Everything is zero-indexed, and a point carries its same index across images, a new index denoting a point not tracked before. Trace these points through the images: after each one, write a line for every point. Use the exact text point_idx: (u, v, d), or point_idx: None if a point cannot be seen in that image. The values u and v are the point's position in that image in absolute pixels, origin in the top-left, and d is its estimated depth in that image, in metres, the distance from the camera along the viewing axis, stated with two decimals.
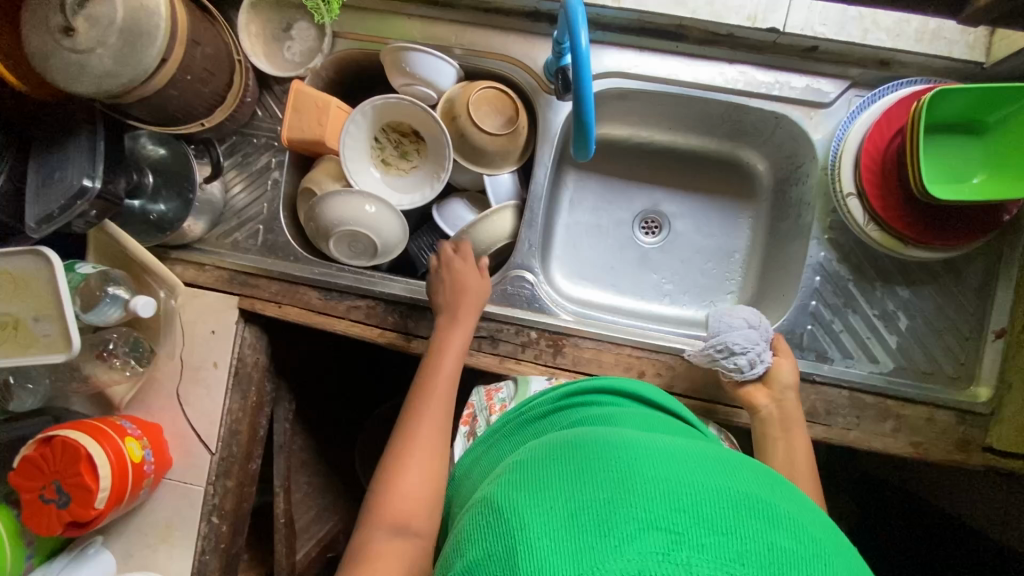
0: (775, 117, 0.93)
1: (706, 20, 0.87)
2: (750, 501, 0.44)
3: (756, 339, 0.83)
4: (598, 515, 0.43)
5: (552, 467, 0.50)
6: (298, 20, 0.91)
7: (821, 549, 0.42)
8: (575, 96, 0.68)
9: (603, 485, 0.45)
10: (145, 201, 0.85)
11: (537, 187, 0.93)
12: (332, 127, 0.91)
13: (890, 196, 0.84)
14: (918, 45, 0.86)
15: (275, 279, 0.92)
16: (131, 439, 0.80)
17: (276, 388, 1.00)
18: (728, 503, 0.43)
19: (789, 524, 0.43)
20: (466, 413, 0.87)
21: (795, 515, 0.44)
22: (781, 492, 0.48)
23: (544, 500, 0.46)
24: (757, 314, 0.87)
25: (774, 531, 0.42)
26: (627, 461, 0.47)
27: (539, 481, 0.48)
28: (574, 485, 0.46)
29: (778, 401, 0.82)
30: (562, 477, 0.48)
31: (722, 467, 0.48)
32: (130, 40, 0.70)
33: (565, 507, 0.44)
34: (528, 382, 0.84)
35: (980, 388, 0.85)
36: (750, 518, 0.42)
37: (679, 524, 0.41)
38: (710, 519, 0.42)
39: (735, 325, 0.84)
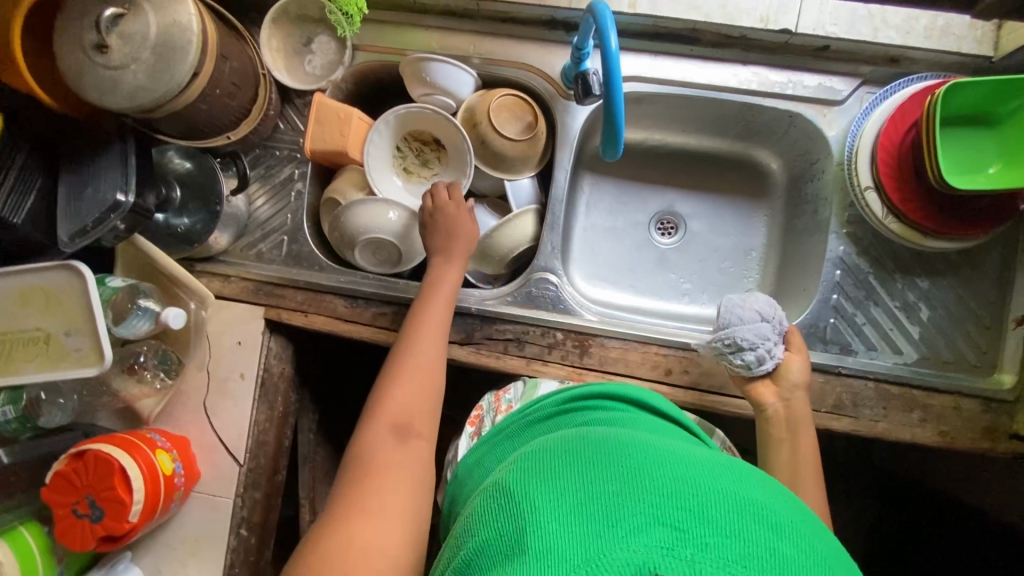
0: (788, 116, 0.88)
1: (719, 23, 0.82)
2: (759, 507, 0.42)
3: (768, 334, 0.79)
4: (604, 507, 0.42)
5: (563, 456, 0.50)
6: (319, 34, 0.91)
7: (822, 562, 0.41)
8: (603, 91, 0.59)
9: (612, 479, 0.45)
10: (171, 215, 0.85)
11: (558, 191, 0.91)
12: (355, 137, 0.89)
13: (908, 188, 0.80)
14: (961, 44, 0.80)
15: (301, 289, 0.91)
16: (161, 452, 0.83)
17: (300, 398, 1.01)
18: (735, 506, 0.42)
19: (792, 534, 0.42)
20: (473, 414, 0.85)
21: (798, 527, 0.43)
22: (788, 505, 0.46)
23: (553, 487, 0.45)
24: (772, 304, 0.81)
25: (778, 539, 0.40)
26: (637, 459, 0.47)
27: (549, 469, 0.48)
28: (583, 475, 0.46)
29: (786, 400, 0.78)
30: (571, 466, 0.47)
31: (733, 473, 0.47)
32: (164, 55, 0.70)
33: (572, 496, 0.44)
34: (536, 384, 0.81)
35: (1004, 374, 0.83)
36: (757, 523, 0.41)
37: (684, 521, 0.40)
38: (715, 520, 0.40)
39: (746, 317, 0.79)
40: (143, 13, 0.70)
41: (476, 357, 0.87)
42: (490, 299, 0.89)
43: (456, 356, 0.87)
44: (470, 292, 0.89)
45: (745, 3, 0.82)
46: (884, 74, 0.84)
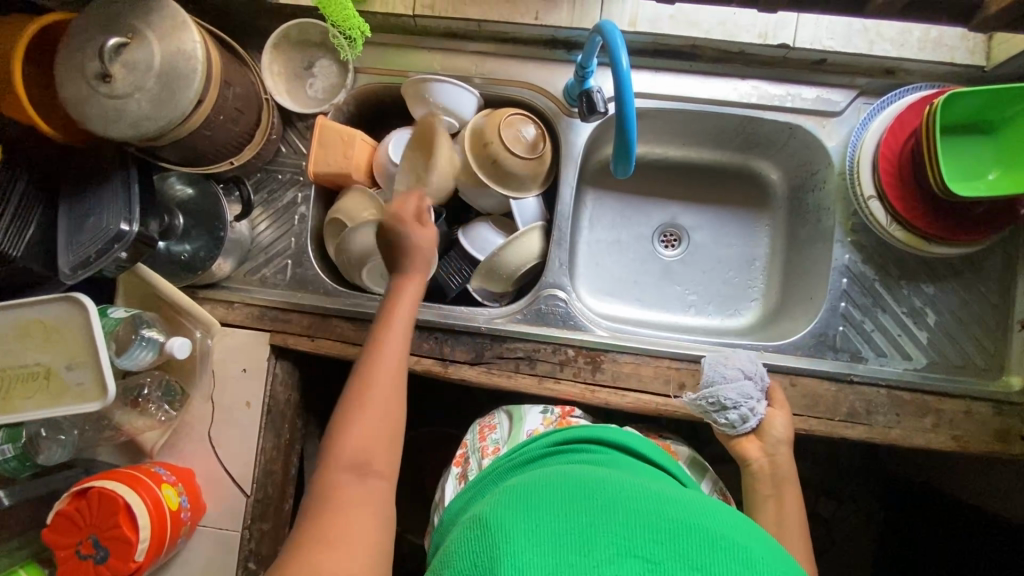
0: (788, 128, 0.89)
1: (719, 40, 0.83)
2: (729, 539, 0.45)
3: (750, 392, 0.79)
4: (580, 537, 0.44)
5: (546, 485, 0.51)
6: (320, 59, 0.91)
7: None
8: (616, 107, 0.60)
9: (590, 510, 0.47)
10: (172, 242, 0.85)
11: (564, 207, 0.91)
12: (358, 158, 0.90)
13: (909, 196, 0.81)
14: (954, 55, 0.82)
15: (308, 313, 0.90)
16: (167, 487, 0.80)
17: (306, 424, 1.00)
18: (706, 538, 0.44)
19: (763, 568, 0.43)
20: (459, 454, 0.86)
21: (770, 561, 0.44)
22: (762, 538, 0.48)
23: (535, 513, 0.47)
24: (755, 361, 0.82)
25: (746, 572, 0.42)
26: (616, 493, 0.49)
27: (530, 497, 0.50)
28: (564, 505, 0.48)
29: (770, 456, 0.79)
30: (553, 496, 0.49)
31: (708, 508, 0.49)
32: (168, 83, 0.69)
33: (551, 525, 0.46)
34: (522, 420, 0.83)
35: (1011, 376, 0.84)
36: (725, 554, 0.43)
37: (656, 553, 0.43)
38: (686, 552, 0.43)
39: (730, 376, 0.80)
40: (147, 41, 0.69)
41: (488, 378, 0.86)
42: (498, 317, 0.89)
43: (468, 377, 0.86)
44: (480, 311, 0.89)
45: (743, 20, 0.83)
46: (881, 85, 0.86)
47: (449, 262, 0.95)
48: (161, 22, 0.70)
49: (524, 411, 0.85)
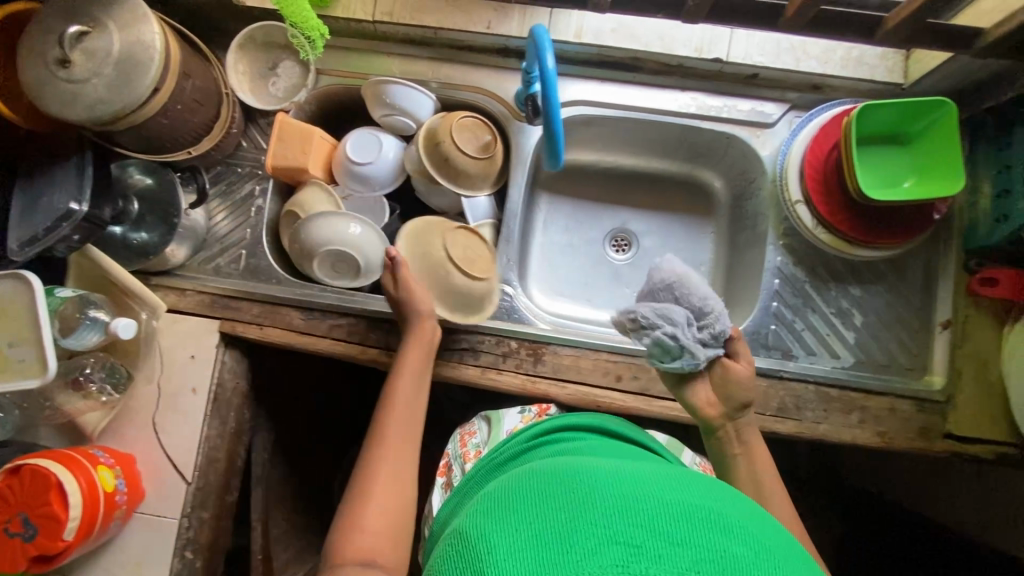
0: (726, 138, 0.95)
1: (658, 53, 0.89)
2: (704, 511, 0.43)
3: (676, 319, 0.70)
4: (556, 537, 0.41)
5: (514, 495, 0.48)
6: (284, 59, 0.95)
7: (772, 552, 0.41)
8: (543, 110, 0.65)
9: (561, 506, 0.43)
10: (128, 228, 0.86)
11: (514, 207, 0.95)
12: (315, 155, 0.94)
13: (834, 202, 0.86)
14: (874, 73, 0.88)
15: (257, 301, 0.92)
16: (103, 468, 0.81)
17: (255, 415, 1.00)
18: (679, 512, 0.42)
19: (742, 533, 0.42)
20: (442, 464, 0.87)
21: (748, 525, 0.43)
22: (732, 504, 0.46)
23: (507, 526, 0.43)
24: (703, 296, 0.71)
25: (728, 540, 0.40)
26: (585, 482, 0.46)
27: (500, 510, 0.46)
28: (533, 509, 0.44)
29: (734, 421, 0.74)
30: (522, 502, 0.45)
31: (675, 483, 0.47)
32: (125, 70, 0.73)
33: (526, 534, 0.42)
34: (501, 421, 0.85)
35: (934, 376, 0.88)
36: (702, 527, 0.41)
37: (634, 536, 0.40)
38: (664, 531, 0.40)
39: (658, 297, 0.72)
40: (108, 31, 0.73)
41: (432, 367, 0.88)
42: None
43: None
44: None
45: (680, 35, 0.89)
46: (810, 100, 0.92)
47: None
48: (121, 13, 0.73)
49: (502, 414, 0.86)
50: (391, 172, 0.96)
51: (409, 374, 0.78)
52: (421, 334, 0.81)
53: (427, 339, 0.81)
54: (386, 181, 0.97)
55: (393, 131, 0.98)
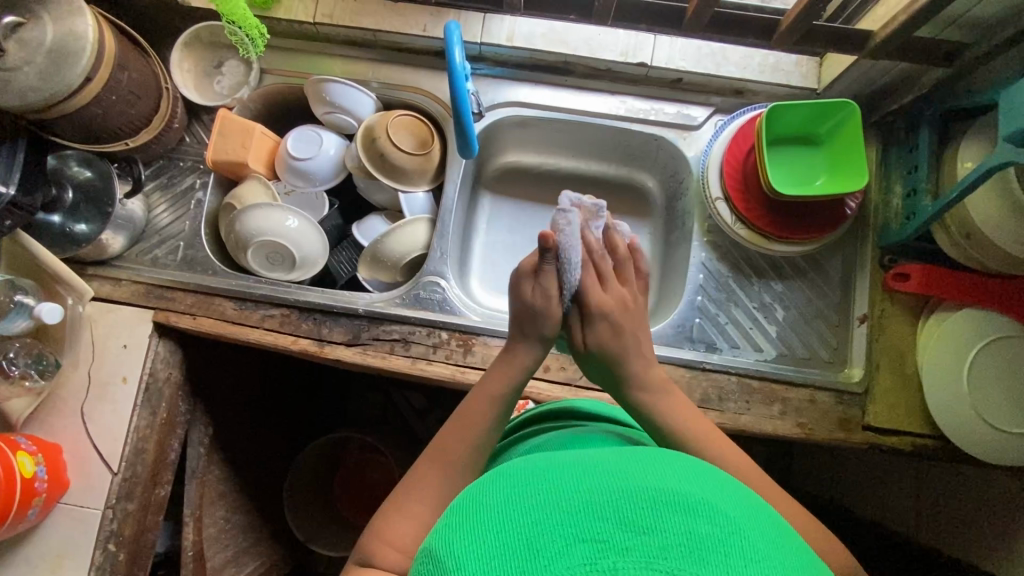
0: (654, 139, 0.98)
1: (585, 57, 0.94)
2: (676, 491, 0.38)
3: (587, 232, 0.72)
4: (515, 539, 0.36)
5: (474, 490, 0.43)
6: (228, 58, 0.98)
7: (754, 529, 0.37)
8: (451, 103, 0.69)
9: (520, 503, 0.38)
10: (66, 218, 0.88)
11: (450, 203, 0.97)
12: (256, 151, 0.96)
13: (752, 198, 0.90)
14: (790, 78, 0.93)
15: (191, 292, 0.93)
16: (23, 454, 0.80)
17: (191, 409, 1.00)
18: (650, 497, 0.37)
19: (721, 511, 0.37)
20: None
21: (728, 502, 0.38)
22: (707, 477, 0.41)
23: (464, 527, 0.38)
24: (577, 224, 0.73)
25: (705, 522, 0.36)
26: (546, 471, 0.41)
27: (460, 510, 0.41)
28: (492, 507, 0.39)
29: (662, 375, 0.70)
30: (482, 499, 0.40)
31: (648, 462, 0.42)
32: (57, 59, 0.75)
33: (485, 539, 0.36)
34: None
35: (854, 369, 0.90)
36: (672, 509, 0.36)
37: (600, 529, 0.35)
38: (632, 520, 0.35)
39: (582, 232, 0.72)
40: (42, 22, 0.75)
41: (363, 358, 0.89)
42: (378, 301, 0.92)
43: (344, 357, 0.89)
44: (361, 295, 0.93)
45: (606, 40, 0.94)
46: (732, 103, 0.96)
47: (340, 252, 1.00)
48: (57, 5, 0.76)
49: None
50: (331, 167, 0.99)
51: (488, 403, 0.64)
52: (509, 361, 0.67)
53: (517, 371, 0.67)
54: (326, 176, 0.99)
55: (335, 130, 1.00)
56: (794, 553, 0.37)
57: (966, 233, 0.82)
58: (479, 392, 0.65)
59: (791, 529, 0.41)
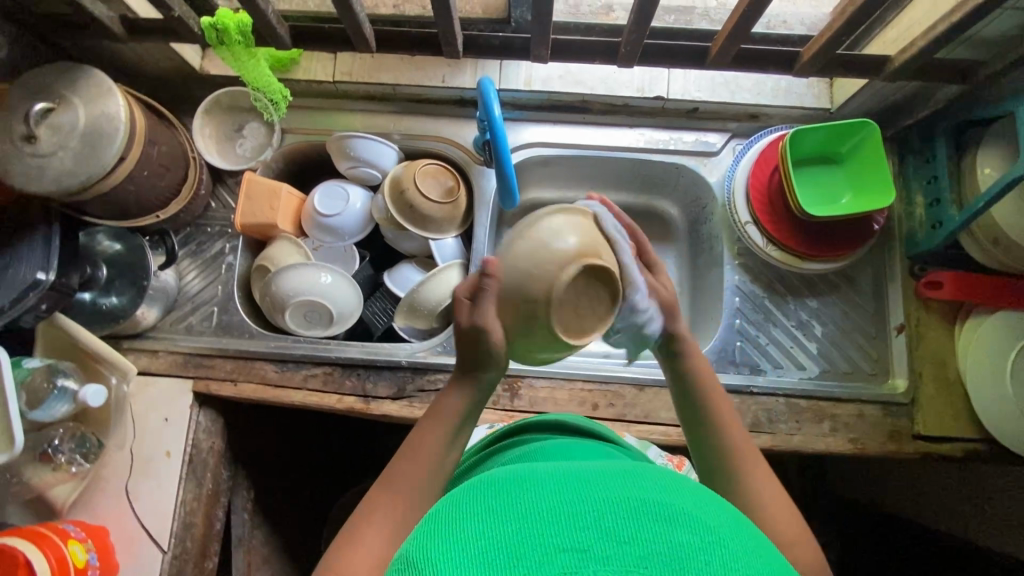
0: (675, 168, 1.00)
1: (603, 94, 0.96)
2: (658, 502, 0.38)
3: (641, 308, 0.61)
4: (496, 548, 0.36)
5: (452, 499, 0.42)
6: (249, 121, 0.99)
7: (728, 537, 0.38)
8: (494, 160, 0.71)
9: (502, 512, 0.38)
10: (97, 294, 0.87)
11: (481, 246, 0.98)
12: (284, 211, 0.96)
13: (779, 219, 0.91)
14: (803, 100, 0.96)
15: (230, 357, 0.92)
16: (74, 542, 0.78)
17: (234, 475, 0.98)
18: (631, 507, 0.38)
19: (698, 519, 0.38)
20: None
21: (705, 511, 0.39)
22: (688, 488, 0.42)
23: (445, 532, 0.38)
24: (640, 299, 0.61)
25: (681, 530, 0.36)
26: (529, 482, 0.41)
27: (440, 517, 0.40)
28: (472, 515, 0.39)
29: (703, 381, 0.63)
30: (464, 508, 0.40)
31: (630, 474, 0.42)
32: (91, 142, 0.75)
33: (464, 545, 0.36)
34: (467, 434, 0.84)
35: (897, 379, 0.90)
36: (654, 520, 0.37)
37: (580, 539, 0.36)
38: (613, 530, 0.36)
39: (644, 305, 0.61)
40: (73, 106, 0.76)
41: (409, 411, 0.88)
42: (419, 350, 0.92)
43: (390, 412, 0.88)
44: (401, 346, 0.92)
45: (622, 77, 0.96)
46: (749, 128, 0.98)
47: (374, 302, 1.00)
48: (86, 88, 0.77)
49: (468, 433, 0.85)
50: (359, 221, 0.99)
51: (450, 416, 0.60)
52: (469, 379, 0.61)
53: (475, 388, 0.61)
54: (354, 230, 0.99)
55: (360, 183, 1.01)
56: (766, 560, 0.38)
57: (992, 237, 0.84)
58: (437, 412, 0.60)
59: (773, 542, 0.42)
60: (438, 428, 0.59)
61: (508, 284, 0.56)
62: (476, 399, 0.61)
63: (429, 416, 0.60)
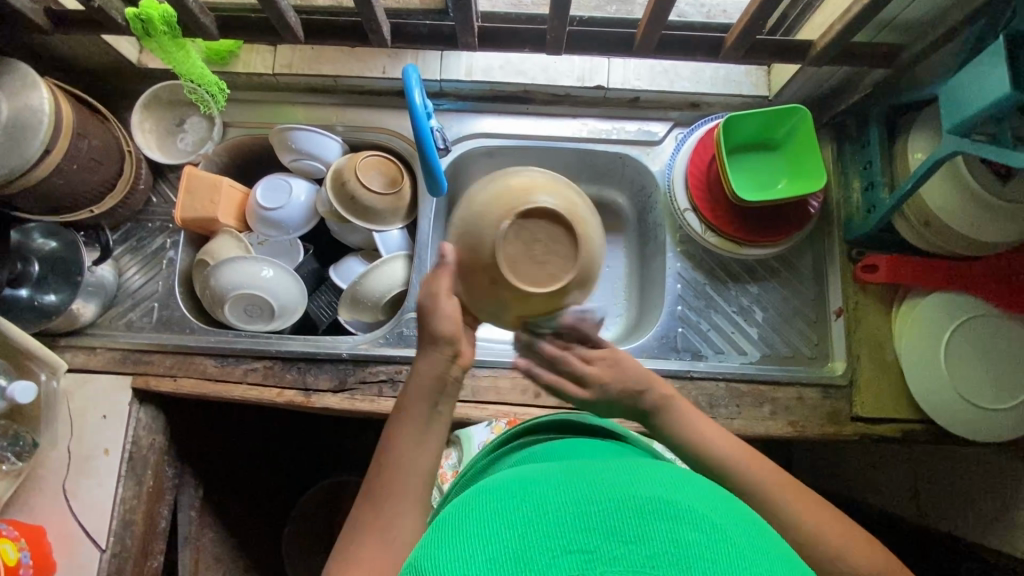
0: (619, 157, 1.00)
1: (544, 84, 0.97)
2: (663, 498, 0.38)
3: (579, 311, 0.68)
4: (502, 553, 0.35)
5: (461, 506, 0.42)
6: (190, 115, 0.98)
7: (730, 529, 0.37)
8: (418, 147, 0.71)
9: (506, 517, 0.38)
10: (34, 291, 0.85)
11: (425, 237, 0.97)
12: (224, 205, 0.95)
13: (718, 206, 0.92)
14: (741, 88, 0.97)
15: (170, 353, 0.91)
16: (5, 542, 0.77)
17: (179, 473, 0.97)
18: (635, 505, 0.37)
19: (703, 517, 0.37)
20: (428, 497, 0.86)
21: (709, 505, 0.38)
22: (692, 483, 0.42)
23: (447, 545, 0.37)
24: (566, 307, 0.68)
25: (685, 526, 0.36)
26: (533, 485, 0.41)
27: (442, 527, 0.39)
28: (479, 522, 0.38)
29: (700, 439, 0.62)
30: (467, 514, 0.39)
31: (637, 471, 0.42)
32: (14, 134, 0.75)
33: (477, 552, 0.36)
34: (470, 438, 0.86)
35: (836, 362, 0.92)
36: (663, 516, 0.36)
37: (587, 541, 0.35)
38: (619, 529, 0.36)
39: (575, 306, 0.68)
40: None
41: (350, 404, 0.88)
42: (361, 343, 0.92)
43: (331, 405, 0.88)
44: (344, 339, 0.92)
45: (563, 67, 0.97)
46: (690, 116, 0.99)
47: (319, 296, 1.00)
48: (10, 82, 0.77)
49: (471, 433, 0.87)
50: (302, 214, 0.98)
51: (415, 416, 0.58)
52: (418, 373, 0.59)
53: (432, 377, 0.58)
54: (298, 224, 0.98)
55: (304, 175, 1.00)
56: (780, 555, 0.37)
57: (924, 220, 0.85)
58: (404, 414, 0.59)
59: (772, 529, 0.41)
60: (408, 432, 0.58)
61: (461, 247, 0.55)
62: (435, 393, 0.59)
63: (395, 422, 0.59)
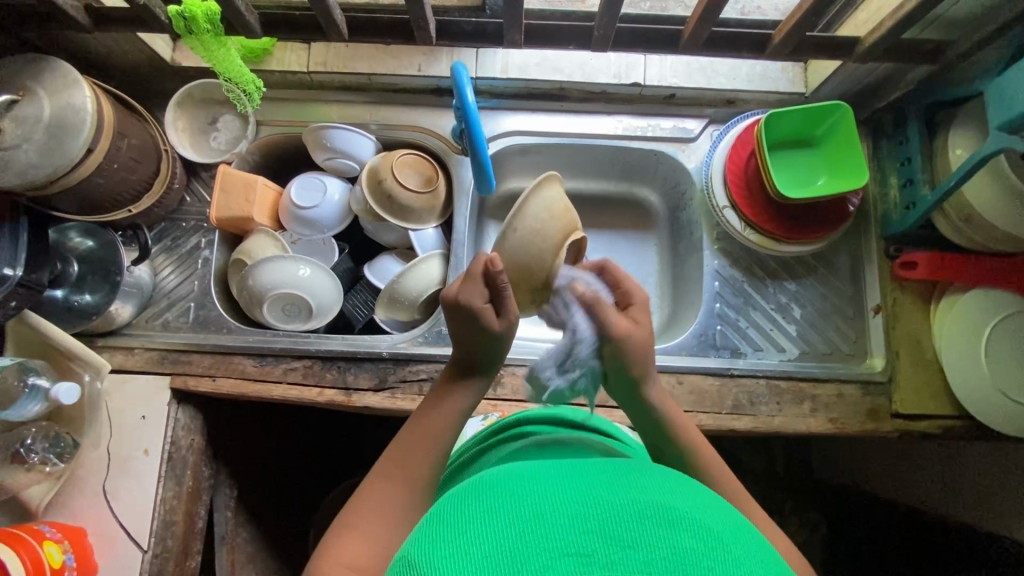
0: (654, 154, 1.00)
1: (580, 82, 0.96)
2: (665, 504, 0.37)
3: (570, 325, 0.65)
4: (499, 549, 0.34)
5: (457, 497, 0.41)
6: (224, 114, 0.97)
7: (730, 542, 0.36)
8: (469, 145, 0.70)
9: (505, 515, 0.37)
10: (70, 291, 0.85)
11: (461, 235, 0.97)
12: (260, 203, 0.94)
13: (757, 203, 0.92)
14: (778, 84, 0.97)
15: (208, 353, 0.90)
16: (50, 544, 0.77)
17: (215, 473, 0.97)
18: (637, 511, 0.36)
19: (703, 527, 0.36)
20: None
21: (709, 516, 0.38)
22: (690, 490, 0.41)
23: (445, 539, 0.36)
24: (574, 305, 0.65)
25: (687, 535, 0.35)
26: (531, 480, 0.40)
27: (442, 519, 0.38)
28: (476, 519, 0.37)
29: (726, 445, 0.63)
30: (463, 509, 0.38)
31: (634, 475, 0.41)
32: (57, 134, 0.74)
33: (476, 547, 0.35)
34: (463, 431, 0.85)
35: (875, 358, 0.92)
36: (663, 522, 0.36)
37: (585, 545, 0.34)
38: (617, 533, 0.35)
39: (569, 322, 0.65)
40: (38, 98, 0.75)
41: (392, 403, 0.88)
42: (401, 341, 0.92)
43: (372, 404, 0.88)
44: (383, 338, 0.92)
45: (599, 64, 0.97)
46: (725, 113, 0.99)
47: (354, 296, 0.99)
48: (52, 80, 0.76)
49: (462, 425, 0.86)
50: (337, 213, 0.97)
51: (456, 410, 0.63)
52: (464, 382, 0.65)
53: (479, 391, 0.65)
54: (333, 223, 0.97)
55: (338, 174, 1.00)
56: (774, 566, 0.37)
57: (964, 216, 0.85)
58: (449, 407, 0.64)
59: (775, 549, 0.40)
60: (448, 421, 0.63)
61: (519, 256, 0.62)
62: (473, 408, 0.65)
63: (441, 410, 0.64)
